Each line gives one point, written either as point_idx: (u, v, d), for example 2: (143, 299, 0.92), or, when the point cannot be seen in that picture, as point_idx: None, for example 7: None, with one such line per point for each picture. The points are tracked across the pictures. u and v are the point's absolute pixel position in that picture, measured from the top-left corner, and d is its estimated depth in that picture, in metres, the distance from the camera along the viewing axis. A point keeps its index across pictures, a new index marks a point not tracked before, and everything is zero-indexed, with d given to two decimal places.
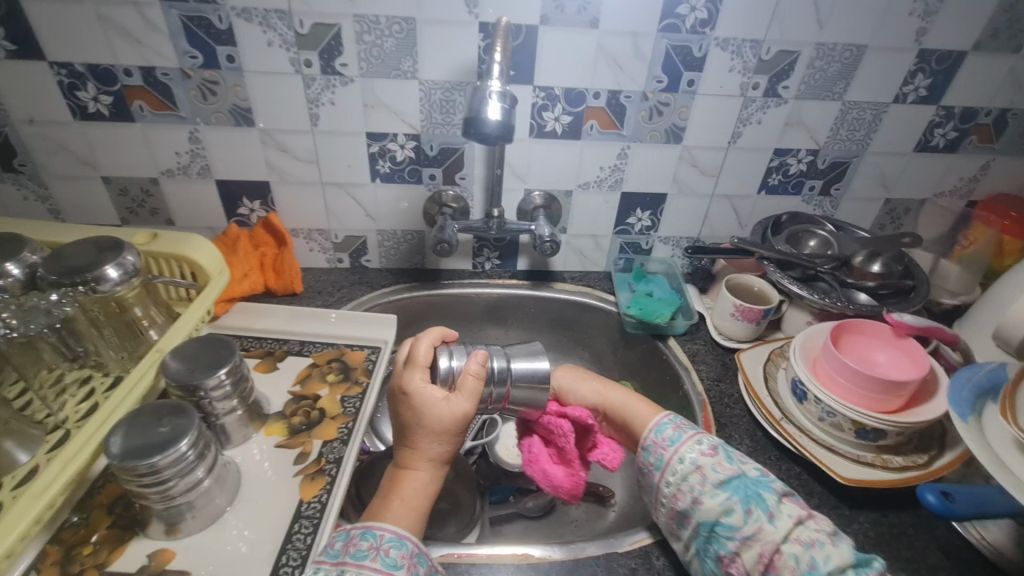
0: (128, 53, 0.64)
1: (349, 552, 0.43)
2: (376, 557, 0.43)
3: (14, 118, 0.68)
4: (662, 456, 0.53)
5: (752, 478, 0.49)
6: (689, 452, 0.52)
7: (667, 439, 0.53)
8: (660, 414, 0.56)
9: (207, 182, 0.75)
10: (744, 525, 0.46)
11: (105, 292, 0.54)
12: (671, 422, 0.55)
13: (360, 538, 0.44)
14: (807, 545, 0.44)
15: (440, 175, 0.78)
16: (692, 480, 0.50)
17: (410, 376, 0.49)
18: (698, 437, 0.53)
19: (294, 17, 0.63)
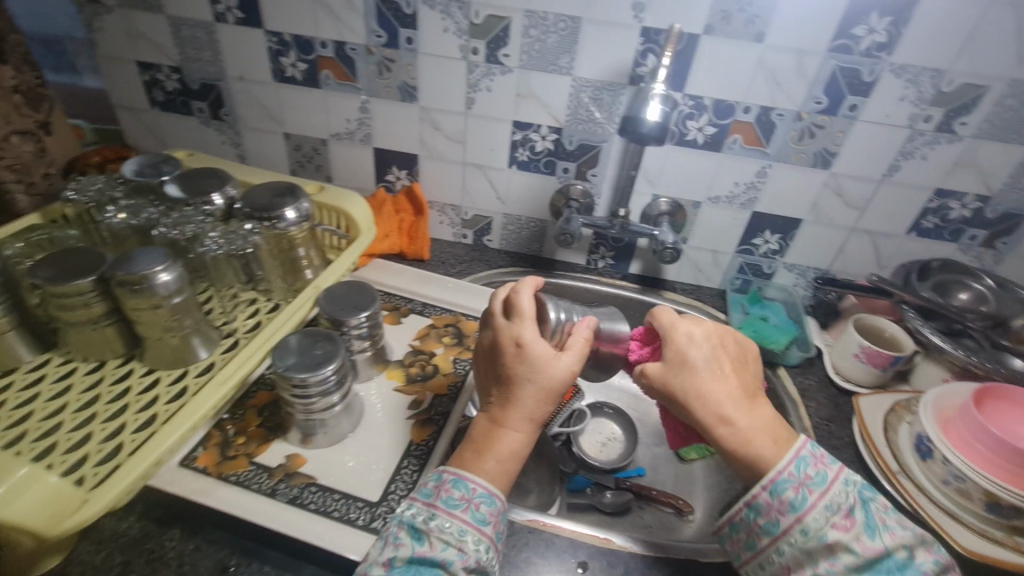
0: (327, 28, 0.74)
1: (441, 497, 0.44)
2: (466, 509, 0.44)
3: (229, 75, 0.80)
4: (777, 521, 0.43)
5: (898, 561, 0.40)
6: (817, 522, 0.42)
7: (788, 501, 0.43)
8: (782, 461, 0.43)
9: (367, 148, 0.84)
10: None
11: (282, 229, 0.63)
12: (794, 479, 0.43)
13: (452, 486, 0.45)
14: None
15: (574, 169, 0.81)
16: (820, 559, 0.41)
17: (523, 328, 0.49)
18: (827, 500, 0.42)
19: (471, 8, 0.69)
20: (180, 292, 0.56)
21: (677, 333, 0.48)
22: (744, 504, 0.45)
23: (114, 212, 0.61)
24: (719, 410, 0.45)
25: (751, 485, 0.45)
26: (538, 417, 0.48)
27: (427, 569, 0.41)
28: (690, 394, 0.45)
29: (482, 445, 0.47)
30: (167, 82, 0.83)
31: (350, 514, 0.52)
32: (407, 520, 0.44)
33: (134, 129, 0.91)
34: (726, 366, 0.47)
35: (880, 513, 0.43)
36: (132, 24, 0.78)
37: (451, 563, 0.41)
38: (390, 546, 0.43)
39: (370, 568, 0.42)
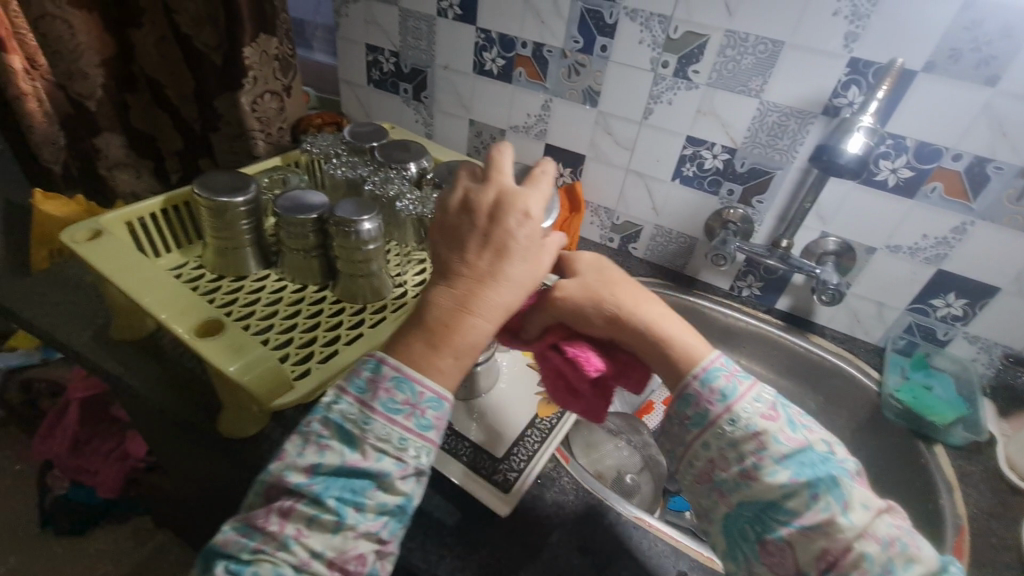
0: (531, 30, 0.81)
1: (379, 398, 0.40)
2: (408, 416, 0.40)
3: (437, 63, 0.91)
4: (708, 412, 0.43)
5: (818, 454, 0.41)
6: (744, 411, 0.42)
7: (719, 391, 0.43)
8: (706, 357, 0.45)
9: (539, 143, 0.91)
10: (808, 510, 0.39)
11: (462, 203, 0.71)
12: (725, 369, 0.44)
13: (396, 387, 0.40)
14: (887, 546, 0.38)
15: (739, 192, 0.79)
16: (746, 450, 0.41)
17: (535, 204, 0.45)
18: (755, 393, 0.43)
19: (672, 23, 0.71)
20: (376, 241, 0.65)
21: (581, 258, 0.51)
22: (671, 398, 0.45)
23: (337, 166, 0.72)
24: (632, 308, 0.47)
25: (681, 380, 0.45)
26: (512, 309, 0.43)
27: (358, 480, 0.39)
28: (618, 295, 0.47)
29: (442, 337, 0.41)
30: (385, 64, 0.97)
31: (477, 462, 0.57)
32: (337, 420, 0.40)
33: (349, 101, 1.06)
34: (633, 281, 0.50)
35: (801, 417, 0.44)
36: (371, 12, 0.92)
37: (388, 473, 0.39)
38: (314, 449, 0.39)
39: (287, 471, 0.39)
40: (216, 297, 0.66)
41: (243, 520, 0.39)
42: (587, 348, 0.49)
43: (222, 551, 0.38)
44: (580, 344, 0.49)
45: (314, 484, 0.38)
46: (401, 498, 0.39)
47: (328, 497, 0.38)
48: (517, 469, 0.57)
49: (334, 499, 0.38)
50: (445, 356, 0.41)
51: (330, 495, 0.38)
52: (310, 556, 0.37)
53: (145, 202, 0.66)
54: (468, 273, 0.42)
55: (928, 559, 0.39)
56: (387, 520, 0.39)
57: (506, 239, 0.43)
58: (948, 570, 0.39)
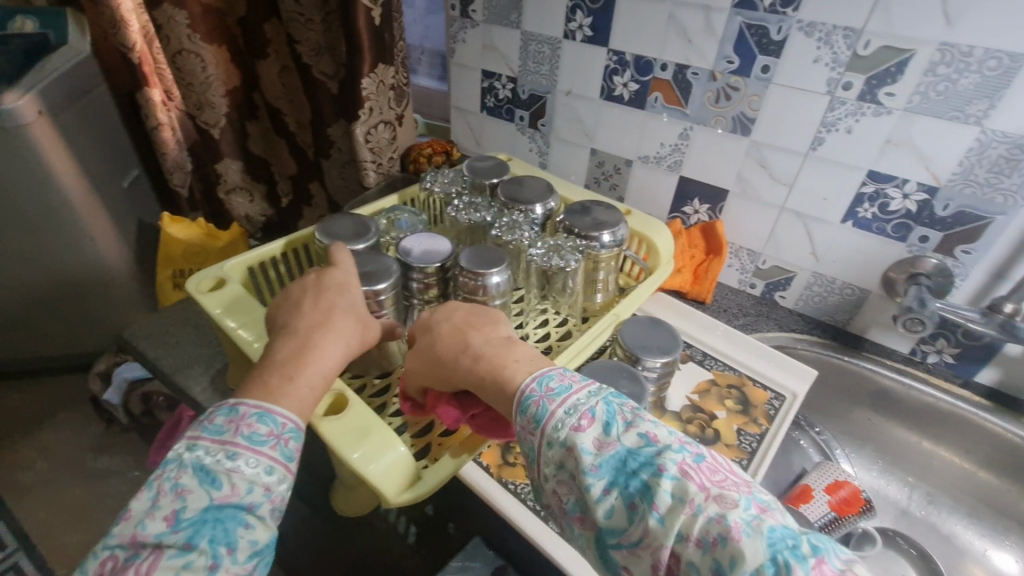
0: (675, 51, 0.71)
1: (241, 433, 0.36)
2: (274, 446, 0.37)
3: (558, 88, 0.84)
4: (531, 445, 0.36)
5: (632, 449, 0.33)
6: (558, 430, 0.34)
7: (535, 418, 0.36)
8: (522, 390, 0.38)
9: (672, 175, 0.80)
10: (629, 527, 0.31)
11: (597, 251, 0.62)
12: (536, 393, 0.37)
13: (256, 420, 0.37)
14: (708, 548, 0.28)
15: (936, 240, 0.64)
16: (570, 471, 0.34)
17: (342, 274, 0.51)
18: (570, 405, 0.35)
19: (862, 37, 0.59)
20: (500, 296, 0.59)
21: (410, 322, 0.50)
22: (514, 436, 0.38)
23: (457, 207, 0.67)
24: (472, 347, 0.44)
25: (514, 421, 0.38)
26: (344, 353, 0.45)
27: (229, 518, 0.33)
28: (445, 349, 0.45)
29: (294, 370, 0.41)
30: (501, 91, 0.91)
31: None
32: (192, 463, 0.34)
33: (460, 128, 1.01)
34: (473, 315, 0.47)
35: (629, 415, 0.35)
36: (490, 37, 0.87)
37: (260, 506, 0.34)
38: (170, 498, 0.33)
39: (141, 526, 0.32)
40: None
41: None
42: (444, 398, 0.46)
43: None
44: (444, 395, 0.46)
45: (178, 533, 0.31)
46: (272, 534, 0.35)
47: (196, 542, 0.31)
48: None
49: (206, 543, 0.31)
50: (296, 390, 0.40)
51: (200, 537, 0.31)
52: None
53: (269, 245, 0.63)
54: (305, 321, 0.45)
55: (755, 551, 0.27)
56: (256, 564, 0.33)
57: (333, 294, 0.48)
58: (809, 553, 0.27)
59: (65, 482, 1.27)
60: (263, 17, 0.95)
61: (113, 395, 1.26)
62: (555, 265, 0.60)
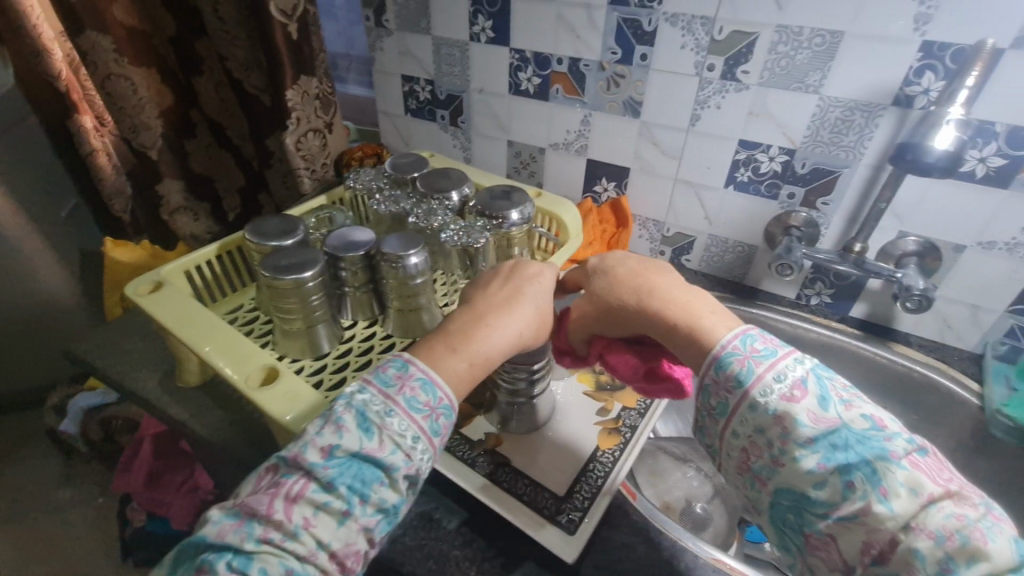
0: (567, 46, 0.79)
1: (404, 395, 0.43)
2: (426, 416, 0.43)
3: (472, 87, 0.91)
4: (726, 401, 0.43)
5: (856, 433, 0.38)
6: (764, 395, 0.41)
7: (734, 377, 0.42)
8: (716, 345, 0.44)
9: (580, 159, 0.88)
10: (842, 501, 0.36)
11: (507, 229, 0.70)
12: (738, 351, 0.43)
13: (419, 388, 0.44)
14: (942, 540, 0.33)
15: (801, 196, 0.74)
16: (774, 437, 0.40)
17: (525, 268, 0.56)
18: (776, 373, 0.41)
19: (716, 24, 0.68)
20: (422, 274, 0.65)
21: (598, 272, 0.54)
22: (697, 384, 0.45)
23: (379, 199, 0.73)
24: (656, 292, 0.49)
25: (702, 369, 0.45)
26: (514, 339, 0.50)
27: (369, 469, 0.41)
28: (626, 300, 0.50)
29: (460, 343, 0.48)
30: (421, 93, 0.98)
31: (537, 501, 0.54)
32: (360, 406, 0.42)
33: (388, 131, 1.07)
34: (647, 271, 0.51)
35: (844, 394, 0.40)
36: (404, 43, 0.93)
37: (395, 469, 0.41)
38: (332, 432, 0.41)
39: (304, 451, 0.40)
40: (269, 343, 0.66)
41: (237, 510, 0.39)
42: (623, 349, 0.53)
43: (221, 541, 0.37)
44: (621, 347, 0.53)
45: (328, 469, 0.39)
46: (399, 498, 0.41)
47: (337, 485, 0.39)
48: (581, 508, 0.54)
49: (344, 488, 0.39)
50: (454, 361, 0.47)
51: (343, 481, 0.39)
52: (315, 547, 0.38)
53: (202, 250, 0.67)
54: (491, 302, 0.52)
55: (998, 552, 0.32)
56: (381, 518, 0.41)
57: (518, 283, 0.54)
58: None
59: (29, 517, 1.27)
60: (194, 34, 0.99)
61: (71, 425, 1.26)
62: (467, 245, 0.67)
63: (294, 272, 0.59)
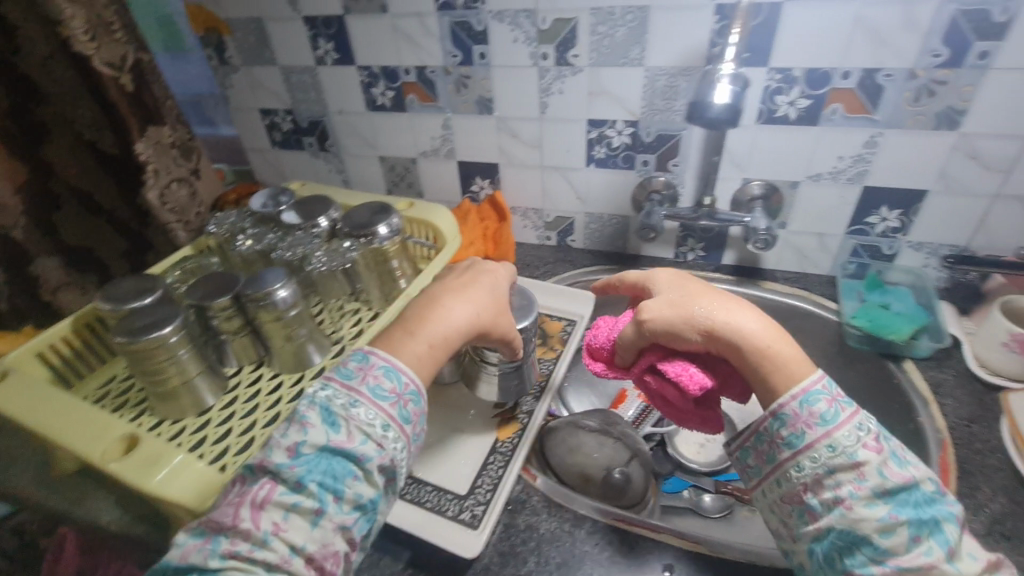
0: (410, 56, 0.80)
1: (367, 384, 0.45)
2: (393, 403, 0.45)
3: (331, 110, 0.91)
4: (804, 434, 0.43)
5: (922, 494, 0.41)
6: (847, 438, 0.42)
7: (819, 413, 0.43)
8: (811, 376, 0.44)
9: (451, 162, 0.90)
10: (904, 551, 0.39)
11: (377, 245, 0.70)
12: (827, 392, 0.44)
13: (383, 375, 0.45)
14: None
15: (654, 161, 0.78)
16: (844, 478, 0.41)
17: (482, 262, 0.59)
18: (857, 421, 0.43)
19: (538, 15, 0.71)
20: (295, 305, 0.64)
21: (659, 279, 0.54)
22: (765, 413, 0.45)
23: (243, 239, 0.71)
24: (745, 307, 0.48)
25: (776, 400, 0.45)
26: (473, 324, 0.51)
27: (339, 464, 0.42)
28: (717, 309, 0.48)
29: (419, 328, 0.49)
30: (283, 124, 0.96)
31: (441, 505, 0.55)
32: (323, 403, 0.44)
33: (261, 166, 1.05)
34: (678, 280, 0.53)
35: (909, 456, 0.44)
36: (254, 77, 0.91)
37: (366, 459, 0.42)
38: (299, 431, 0.42)
39: (271, 454, 0.42)
40: (145, 411, 0.63)
41: (200, 528, 0.40)
42: (688, 361, 0.48)
43: (186, 560, 0.38)
44: (676, 360, 0.48)
45: (297, 468, 0.41)
46: (375, 492, 0.42)
47: (307, 482, 0.40)
48: (483, 502, 0.55)
49: (314, 485, 0.40)
50: (416, 345, 0.48)
51: (311, 478, 0.40)
52: (288, 551, 0.38)
53: (52, 328, 0.63)
54: (451, 288, 0.53)
55: None
56: (361, 515, 0.42)
57: (475, 273, 0.56)
58: None
59: None
60: None
61: None
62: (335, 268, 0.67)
63: (152, 330, 0.57)
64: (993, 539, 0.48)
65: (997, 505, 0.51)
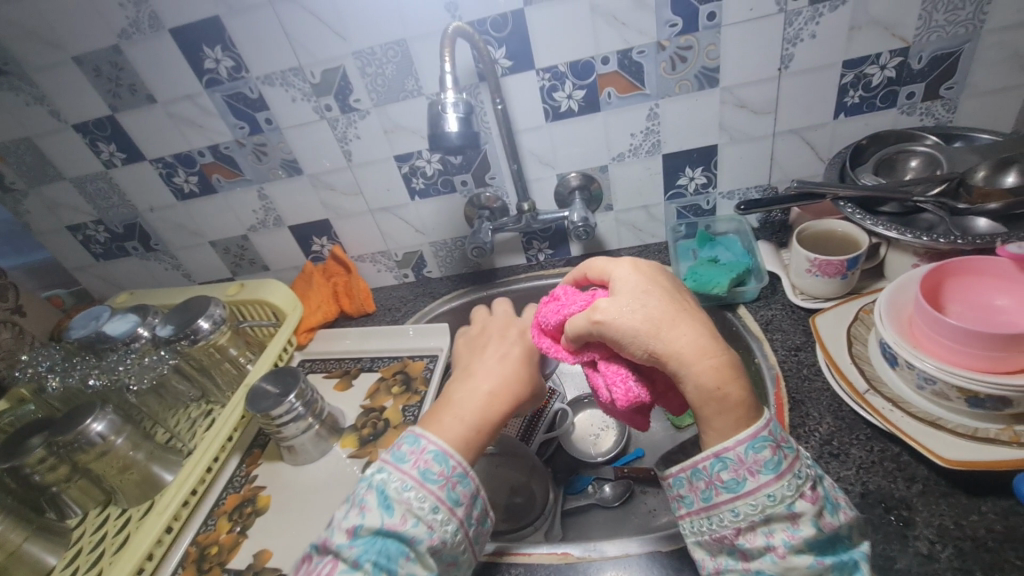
0: (198, 138, 0.77)
1: (418, 467, 0.43)
2: (443, 486, 0.43)
3: (141, 209, 0.86)
4: (746, 482, 0.40)
5: (845, 536, 0.40)
6: (785, 489, 0.39)
7: (763, 460, 0.40)
8: (758, 420, 0.40)
9: (283, 229, 0.87)
10: None
11: (202, 340, 0.66)
12: (772, 438, 0.40)
13: (432, 458, 0.44)
14: None
15: (471, 179, 0.79)
16: (779, 527, 0.39)
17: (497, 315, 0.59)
18: (796, 469, 0.40)
19: (306, 71, 0.70)
20: (119, 433, 0.60)
21: (621, 271, 0.46)
22: (708, 455, 0.41)
23: (50, 380, 0.65)
24: (705, 321, 0.43)
25: (726, 437, 0.41)
26: (497, 387, 0.49)
27: (393, 544, 0.40)
28: (664, 319, 0.42)
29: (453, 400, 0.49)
30: (98, 235, 0.90)
31: None
32: (379, 485, 0.43)
33: (93, 282, 0.98)
34: (646, 284, 0.44)
35: (835, 492, 0.42)
36: (47, 196, 0.85)
37: (419, 541, 0.41)
38: (356, 511, 0.42)
39: (333, 534, 0.42)
40: None
41: None
42: (627, 368, 0.44)
43: None
44: (612, 368, 0.44)
45: (354, 548, 0.40)
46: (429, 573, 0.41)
47: (362, 562, 0.39)
48: None
49: (370, 564, 0.39)
50: (457, 423, 0.46)
51: (367, 557, 0.39)
52: None
53: None
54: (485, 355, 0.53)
55: None
56: None
57: (494, 333, 0.56)
58: None
59: None
60: None
61: None
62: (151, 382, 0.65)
63: None
64: (823, 461, 0.51)
65: (825, 426, 0.54)
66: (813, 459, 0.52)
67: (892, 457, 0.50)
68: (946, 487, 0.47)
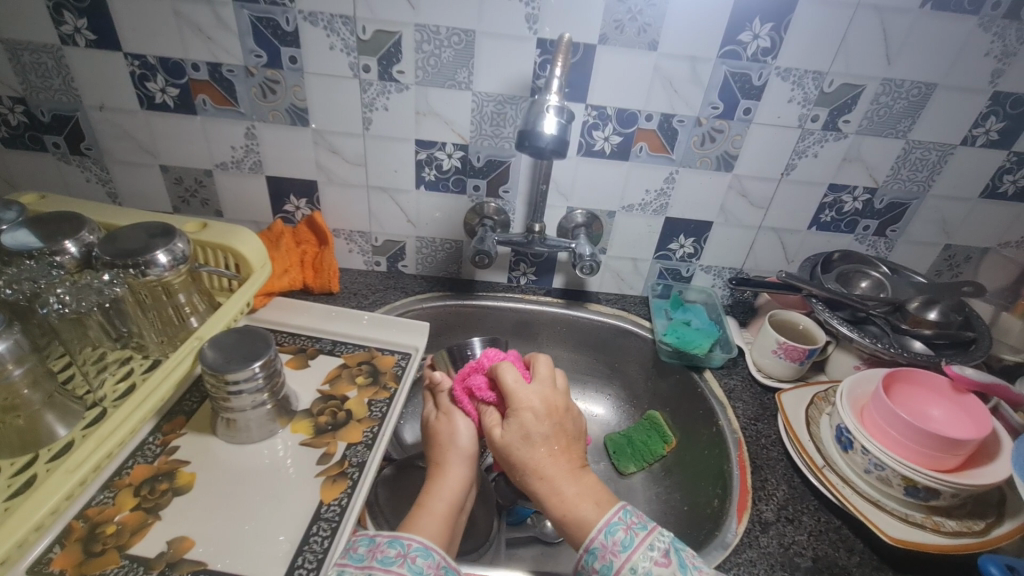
0: (198, 49, 0.67)
1: (377, 558, 0.45)
2: (402, 563, 0.44)
3: (86, 104, 0.71)
4: (612, 562, 0.46)
5: None
6: (642, 560, 0.45)
7: (620, 539, 0.47)
8: (611, 509, 0.49)
9: (258, 177, 0.77)
10: None
11: (154, 276, 0.55)
12: (623, 521, 0.48)
13: (388, 545, 0.46)
14: None
15: (484, 186, 0.78)
16: None
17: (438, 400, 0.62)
18: (649, 541, 0.47)
19: (357, 23, 0.65)
20: (20, 363, 0.47)
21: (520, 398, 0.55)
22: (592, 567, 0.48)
23: None
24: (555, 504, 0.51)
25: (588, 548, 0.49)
26: (452, 495, 0.54)
27: None
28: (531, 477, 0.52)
29: (422, 500, 0.53)
30: (9, 115, 0.72)
31: None
32: None
33: None
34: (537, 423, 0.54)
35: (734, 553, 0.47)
36: None
37: None
38: None
39: None
40: None
41: None
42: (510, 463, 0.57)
43: None
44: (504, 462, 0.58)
45: None
46: None
47: None
48: None
49: None
50: (431, 520, 0.50)
51: None
52: None
53: None
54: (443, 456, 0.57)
55: None
56: None
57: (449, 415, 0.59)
58: None
59: None
60: None
61: None
62: (87, 309, 0.53)
63: None
64: (780, 524, 0.57)
65: (781, 492, 0.60)
66: (772, 520, 0.57)
67: (835, 528, 0.57)
68: (877, 562, 0.54)
